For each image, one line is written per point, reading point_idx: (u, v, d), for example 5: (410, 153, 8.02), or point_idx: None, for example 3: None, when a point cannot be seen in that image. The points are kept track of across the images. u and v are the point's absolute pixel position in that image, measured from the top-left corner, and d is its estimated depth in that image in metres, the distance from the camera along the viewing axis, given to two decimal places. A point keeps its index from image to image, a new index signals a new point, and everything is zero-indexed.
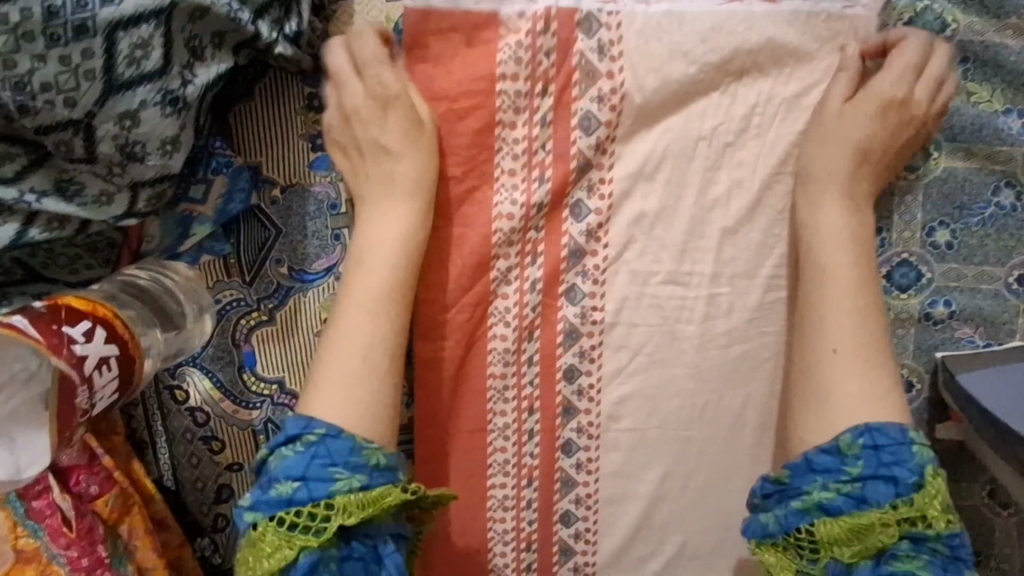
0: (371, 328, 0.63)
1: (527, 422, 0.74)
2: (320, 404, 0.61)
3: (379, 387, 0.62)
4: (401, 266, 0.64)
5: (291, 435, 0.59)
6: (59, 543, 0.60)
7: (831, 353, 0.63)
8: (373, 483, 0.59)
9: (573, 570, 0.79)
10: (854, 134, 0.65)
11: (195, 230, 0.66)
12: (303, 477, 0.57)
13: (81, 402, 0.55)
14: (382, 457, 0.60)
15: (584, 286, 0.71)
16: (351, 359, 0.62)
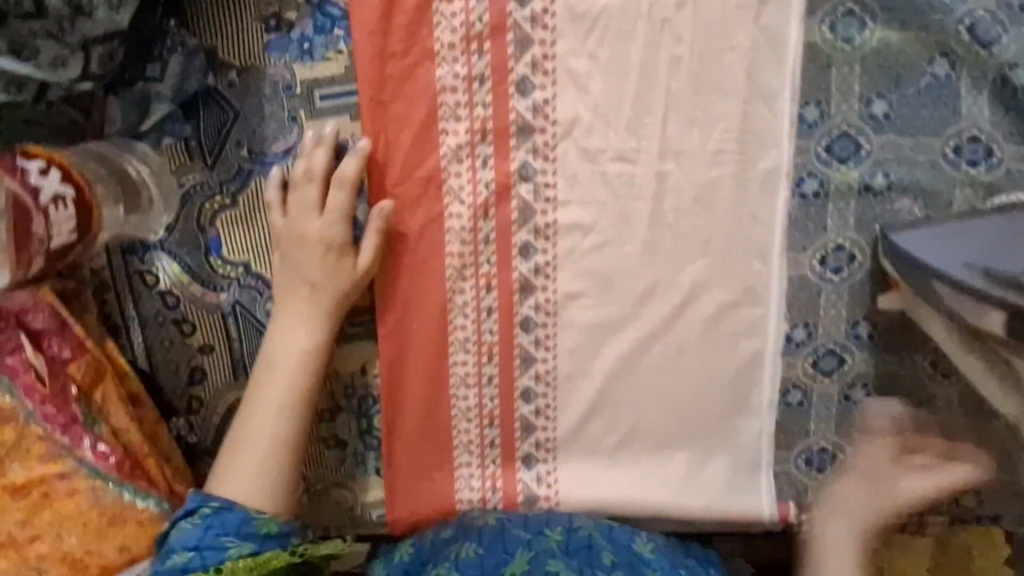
0: (290, 379, 0.71)
1: (485, 300, 0.78)
2: (229, 481, 0.69)
3: (279, 474, 0.70)
4: (306, 361, 0.71)
5: (189, 508, 0.66)
6: (34, 399, 0.65)
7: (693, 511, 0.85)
8: (263, 548, 0.66)
9: (535, 445, 0.83)
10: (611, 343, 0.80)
11: (155, 109, 0.69)
12: (196, 547, 0.65)
13: (38, 229, 0.60)
14: (274, 525, 0.67)
15: (536, 162, 0.74)
16: (258, 451, 0.69)
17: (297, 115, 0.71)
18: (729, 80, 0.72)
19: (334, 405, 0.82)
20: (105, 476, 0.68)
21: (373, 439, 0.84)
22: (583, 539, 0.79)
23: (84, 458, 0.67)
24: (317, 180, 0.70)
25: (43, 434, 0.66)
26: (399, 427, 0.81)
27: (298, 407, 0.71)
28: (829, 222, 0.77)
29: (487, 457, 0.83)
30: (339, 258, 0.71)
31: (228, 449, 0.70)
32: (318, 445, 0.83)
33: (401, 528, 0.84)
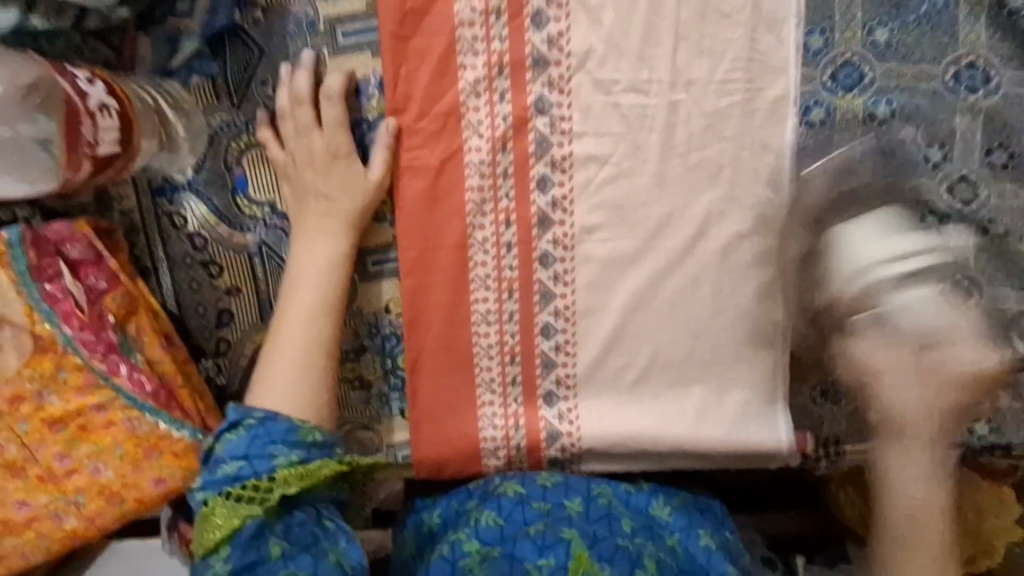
0: (317, 292, 0.74)
1: (506, 235, 0.80)
2: (265, 392, 0.72)
3: (312, 383, 0.73)
4: (334, 267, 0.75)
5: (232, 422, 0.68)
6: (72, 325, 0.67)
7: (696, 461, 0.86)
8: (310, 457, 0.69)
9: (555, 383, 0.85)
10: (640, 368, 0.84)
11: (184, 45, 0.71)
12: (245, 455, 0.67)
13: (87, 133, 0.59)
14: (319, 435, 0.70)
15: (552, 96, 0.76)
16: (293, 363, 0.72)
17: (320, 52, 0.74)
18: (735, 10, 0.76)
19: (359, 346, 0.84)
20: (141, 403, 0.69)
21: (397, 379, 0.85)
22: (602, 506, 0.81)
23: (122, 385, 0.69)
24: (307, 101, 0.73)
25: (82, 361, 0.67)
26: (423, 365, 0.83)
27: (328, 318, 0.75)
28: (835, 150, 0.80)
29: (509, 395, 0.85)
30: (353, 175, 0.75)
31: (261, 373, 0.73)
32: (342, 387, 0.85)
33: (425, 469, 0.86)
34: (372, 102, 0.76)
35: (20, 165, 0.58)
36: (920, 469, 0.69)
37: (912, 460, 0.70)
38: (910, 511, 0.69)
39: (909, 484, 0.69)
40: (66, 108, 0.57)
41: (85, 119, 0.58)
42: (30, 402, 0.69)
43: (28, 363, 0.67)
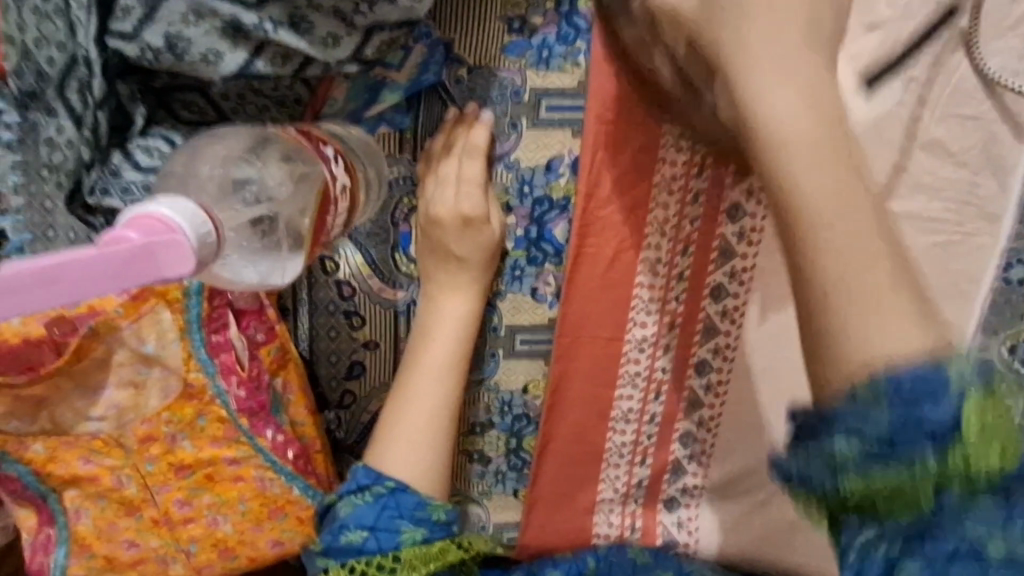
0: (436, 393, 0.69)
1: (665, 337, 0.76)
2: (389, 454, 0.67)
3: (435, 452, 0.68)
4: (465, 334, 0.70)
5: (362, 484, 0.65)
6: (230, 380, 0.63)
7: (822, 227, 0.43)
8: (432, 537, 0.65)
9: (681, 491, 0.80)
10: (833, 198, 0.43)
11: (385, 96, 0.66)
12: (372, 527, 0.64)
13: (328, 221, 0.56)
14: (443, 513, 0.66)
15: (748, 205, 0.71)
16: (420, 420, 0.68)
17: (484, 115, 0.68)
18: (962, 149, 0.70)
19: (487, 420, 0.79)
20: (281, 466, 0.65)
21: (518, 459, 0.81)
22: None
23: (264, 446, 0.65)
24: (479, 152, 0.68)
25: (228, 415, 0.63)
26: (551, 452, 0.79)
27: (456, 383, 0.70)
28: None
29: (630, 495, 0.80)
30: (473, 298, 0.70)
31: (382, 434, 0.68)
32: (460, 456, 0.80)
33: (526, 554, 0.82)
34: (560, 181, 0.71)
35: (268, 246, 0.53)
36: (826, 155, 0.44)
37: (781, 41, 0.47)
38: (828, 250, 0.43)
39: (830, 224, 0.43)
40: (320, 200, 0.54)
41: (332, 208, 0.55)
42: (162, 443, 0.65)
43: (169, 406, 0.63)
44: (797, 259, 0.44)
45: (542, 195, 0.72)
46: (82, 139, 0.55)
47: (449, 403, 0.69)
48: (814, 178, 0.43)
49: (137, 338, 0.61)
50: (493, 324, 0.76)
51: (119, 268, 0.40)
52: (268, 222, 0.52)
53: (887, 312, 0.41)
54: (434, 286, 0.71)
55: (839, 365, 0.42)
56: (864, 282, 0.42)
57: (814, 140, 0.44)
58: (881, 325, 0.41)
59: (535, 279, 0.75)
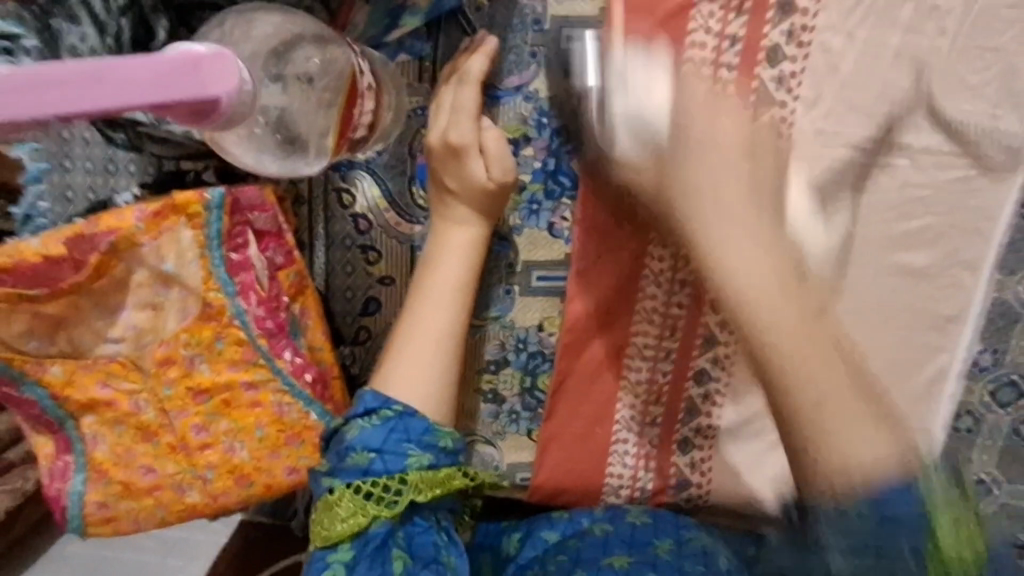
0: (443, 320, 0.69)
1: (683, 272, 0.75)
2: (397, 380, 0.66)
3: (444, 377, 0.67)
4: (471, 263, 0.70)
5: (369, 408, 0.63)
6: (250, 300, 0.63)
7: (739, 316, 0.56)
8: (439, 464, 0.64)
9: (694, 430, 0.81)
10: (758, 265, 0.54)
11: (406, 21, 0.65)
12: (379, 449, 0.62)
13: (354, 114, 0.58)
14: (450, 440, 0.65)
15: None
16: (426, 343, 0.68)
17: (490, 40, 0.67)
18: (982, 82, 0.70)
19: (502, 358, 0.79)
20: (299, 390, 0.65)
21: (533, 399, 0.81)
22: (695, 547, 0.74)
23: (283, 369, 0.64)
24: None
25: (246, 337, 0.63)
26: (566, 390, 0.79)
27: (462, 309, 0.70)
28: None
29: (645, 435, 0.81)
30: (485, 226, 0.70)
31: (388, 359, 0.68)
32: (474, 396, 0.81)
33: (540, 495, 0.83)
34: (579, 111, 0.71)
35: (279, 144, 0.56)
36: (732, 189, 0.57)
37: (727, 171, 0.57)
38: (767, 349, 0.52)
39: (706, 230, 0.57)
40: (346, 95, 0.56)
41: (358, 100, 0.58)
42: (179, 367, 0.64)
43: (187, 328, 0.63)
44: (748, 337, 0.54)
45: (561, 125, 0.71)
46: (105, 47, 0.55)
47: (457, 328, 0.69)
48: (745, 270, 0.53)
49: (157, 256, 0.60)
50: (509, 259, 0.76)
51: (169, 79, 0.44)
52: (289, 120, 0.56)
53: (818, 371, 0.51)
54: (445, 218, 0.70)
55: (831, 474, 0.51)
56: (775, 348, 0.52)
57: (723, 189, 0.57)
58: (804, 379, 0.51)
59: (552, 213, 0.74)
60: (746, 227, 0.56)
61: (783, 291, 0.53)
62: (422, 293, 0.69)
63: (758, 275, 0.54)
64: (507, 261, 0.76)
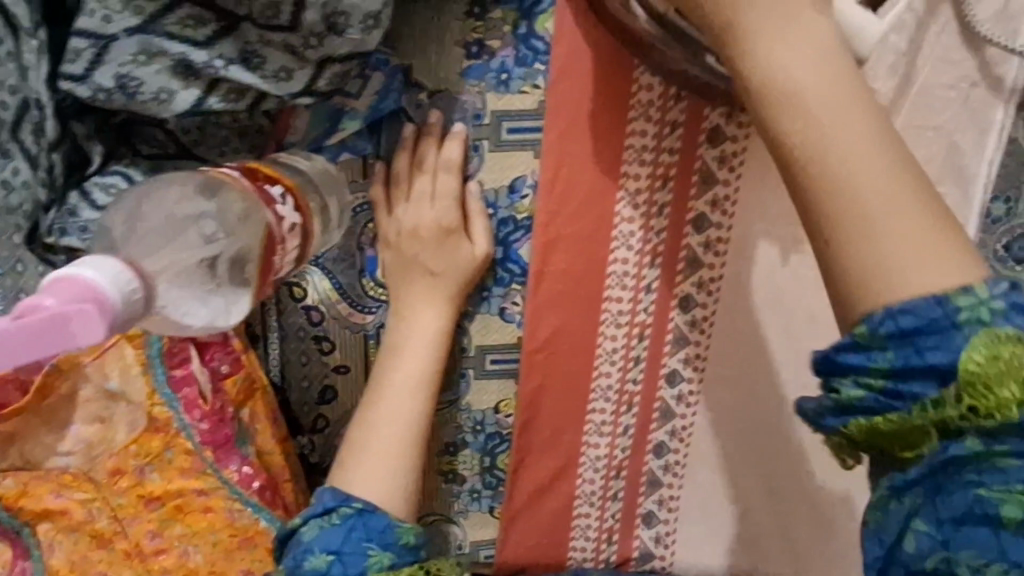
0: (410, 411, 0.66)
1: (635, 349, 0.76)
2: (362, 478, 0.63)
3: (413, 471, 0.65)
4: (438, 347, 0.68)
5: (328, 506, 0.60)
6: (193, 414, 0.64)
7: (823, 239, 0.39)
8: (402, 563, 0.59)
9: (657, 502, 0.80)
10: (854, 128, 0.39)
11: (344, 125, 0.66)
12: (338, 551, 0.58)
13: (277, 261, 0.55)
14: (414, 536, 0.61)
15: (713, 215, 0.72)
16: (392, 436, 0.65)
17: (456, 127, 0.68)
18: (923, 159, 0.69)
19: (459, 440, 0.80)
20: (247, 498, 0.66)
21: (492, 477, 0.81)
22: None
23: (230, 477, 0.66)
24: (455, 171, 0.68)
25: (193, 447, 0.65)
26: (526, 467, 0.79)
27: (428, 397, 0.67)
28: None
29: (607, 509, 0.81)
30: (446, 314, 0.69)
31: (350, 455, 0.64)
32: (435, 477, 0.81)
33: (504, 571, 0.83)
34: (523, 202, 0.71)
35: (207, 277, 0.53)
36: (817, 68, 0.39)
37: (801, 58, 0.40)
38: (863, 257, 0.38)
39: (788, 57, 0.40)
40: (265, 242, 0.53)
41: (279, 248, 0.55)
42: (131, 476, 0.64)
43: (136, 439, 0.64)
44: (849, 230, 0.38)
45: (507, 216, 0.72)
46: (38, 179, 0.56)
47: (422, 418, 0.67)
48: (852, 143, 0.39)
49: (100, 375, 0.62)
50: (462, 345, 0.77)
51: (35, 335, 0.40)
52: (212, 264, 0.53)
53: (929, 254, 0.38)
54: (412, 306, 0.69)
55: (857, 312, 0.39)
56: (873, 219, 0.38)
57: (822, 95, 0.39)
58: (886, 301, 0.38)
59: (503, 298, 0.75)
60: (800, 25, 0.40)
61: (889, 151, 0.39)
62: (385, 383, 0.67)
63: (870, 169, 0.38)
64: (460, 346, 0.77)
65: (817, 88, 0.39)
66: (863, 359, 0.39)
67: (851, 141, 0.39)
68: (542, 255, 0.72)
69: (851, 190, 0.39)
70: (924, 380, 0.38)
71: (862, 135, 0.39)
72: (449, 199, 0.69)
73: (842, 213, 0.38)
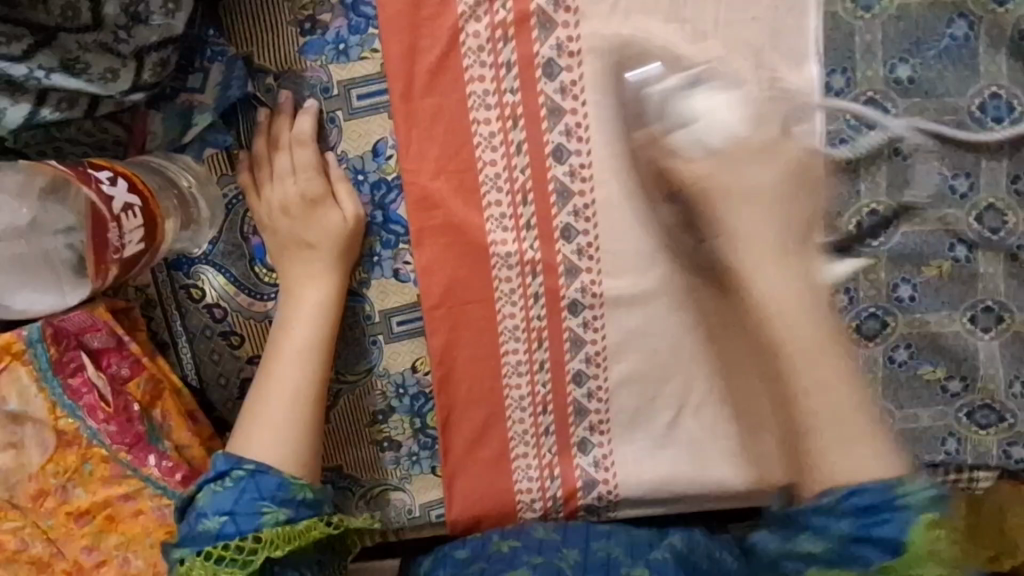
0: (300, 378, 0.70)
1: (532, 285, 0.78)
2: (256, 445, 0.67)
3: (307, 434, 0.68)
4: (324, 317, 0.71)
5: (220, 471, 0.64)
6: (98, 418, 0.66)
7: (803, 394, 0.64)
8: (298, 517, 0.65)
9: (589, 430, 0.83)
10: (788, 296, 0.66)
11: (197, 120, 0.69)
12: (230, 512, 0.63)
13: (112, 238, 0.59)
14: (309, 491, 0.66)
15: (569, 144, 0.75)
16: (284, 404, 0.68)
17: (308, 102, 0.72)
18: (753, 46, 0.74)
19: (386, 407, 0.82)
20: (172, 491, 0.67)
21: (427, 437, 0.83)
22: (602, 555, 0.76)
23: (152, 475, 0.67)
24: (310, 143, 0.71)
25: (108, 454, 0.66)
26: (454, 421, 0.81)
27: (320, 364, 0.71)
28: (862, 187, 0.78)
29: (543, 445, 0.82)
30: (327, 281, 0.72)
31: (245, 425, 0.68)
32: (371, 448, 0.83)
33: (460, 527, 0.83)
34: (389, 162, 0.74)
35: (52, 280, 0.64)
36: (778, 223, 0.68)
37: (761, 204, 0.68)
38: (813, 407, 0.64)
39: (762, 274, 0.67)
40: (91, 218, 0.58)
41: (112, 226, 0.59)
42: (55, 496, 0.66)
43: (51, 458, 0.65)
44: (811, 407, 0.64)
45: (378, 179, 0.74)
46: None
47: (314, 383, 0.70)
48: (777, 295, 0.67)
49: None
50: (366, 313, 0.79)
51: None
52: (44, 257, 0.62)
53: (845, 437, 0.62)
54: (294, 277, 0.72)
55: (820, 473, 0.63)
56: (829, 425, 0.63)
57: (766, 259, 0.67)
58: (827, 448, 0.63)
59: (394, 260, 0.77)
60: (802, 265, 0.68)
61: (815, 295, 0.67)
62: (275, 355, 0.70)
63: (788, 305, 0.66)
64: (364, 313, 0.79)
65: (756, 247, 0.67)
66: (823, 519, 0.61)
67: (784, 295, 0.66)
68: (420, 209, 0.75)
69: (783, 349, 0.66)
70: (878, 548, 0.59)
71: (799, 315, 0.66)
72: (309, 170, 0.72)
73: (803, 360, 0.65)
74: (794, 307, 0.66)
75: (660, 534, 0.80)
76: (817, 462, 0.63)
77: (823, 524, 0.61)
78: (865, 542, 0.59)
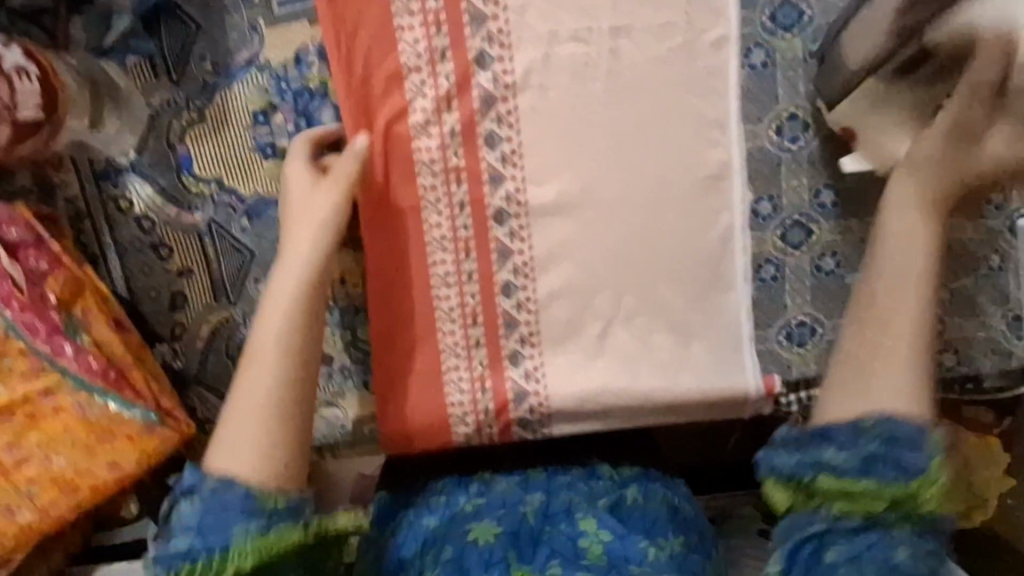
0: (274, 375, 0.59)
1: (457, 194, 0.79)
2: (225, 455, 0.57)
3: (281, 444, 0.58)
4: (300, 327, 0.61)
5: (187, 486, 0.57)
6: (13, 307, 0.67)
7: (867, 327, 0.56)
8: (273, 526, 0.56)
9: (520, 343, 0.83)
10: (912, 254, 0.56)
11: (115, 22, 0.73)
12: (198, 529, 0.55)
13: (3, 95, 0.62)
14: (282, 500, 0.57)
15: (492, 50, 0.76)
16: (256, 407, 0.58)
17: None
18: None
19: None
20: (90, 386, 0.68)
21: (358, 352, 0.85)
22: (562, 504, 0.75)
23: (68, 368, 0.68)
24: None
25: (25, 345, 0.67)
26: (386, 336, 0.82)
27: (300, 363, 0.60)
28: (780, 92, 0.81)
29: (474, 358, 0.82)
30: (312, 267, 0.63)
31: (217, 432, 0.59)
32: None
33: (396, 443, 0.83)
34: (312, 71, 0.76)
35: None
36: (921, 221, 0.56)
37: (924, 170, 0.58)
38: (864, 408, 0.54)
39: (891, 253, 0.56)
40: None
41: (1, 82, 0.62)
42: None
43: None
44: (868, 370, 0.55)
45: (300, 87, 0.77)
46: None
47: (290, 381, 0.60)
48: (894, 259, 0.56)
49: None
50: None
51: None
52: None
53: (877, 387, 0.54)
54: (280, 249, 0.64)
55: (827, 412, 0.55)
56: (880, 398, 0.54)
57: (908, 245, 0.56)
58: (852, 403, 0.54)
59: None
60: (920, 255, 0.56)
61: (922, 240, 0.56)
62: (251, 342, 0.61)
63: (898, 297, 0.55)
64: None
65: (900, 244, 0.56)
66: (835, 441, 0.53)
67: (899, 277, 0.56)
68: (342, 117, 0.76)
69: (878, 320, 0.56)
70: (894, 469, 0.52)
71: (891, 318, 0.55)
72: None
73: (867, 343, 0.55)
74: (908, 283, 0.55)
75: (613, 486, 0.78)
76: (840, 388, 0.55)
77: (846, 440, 0.53)
78: (890, 470, 0.52)
